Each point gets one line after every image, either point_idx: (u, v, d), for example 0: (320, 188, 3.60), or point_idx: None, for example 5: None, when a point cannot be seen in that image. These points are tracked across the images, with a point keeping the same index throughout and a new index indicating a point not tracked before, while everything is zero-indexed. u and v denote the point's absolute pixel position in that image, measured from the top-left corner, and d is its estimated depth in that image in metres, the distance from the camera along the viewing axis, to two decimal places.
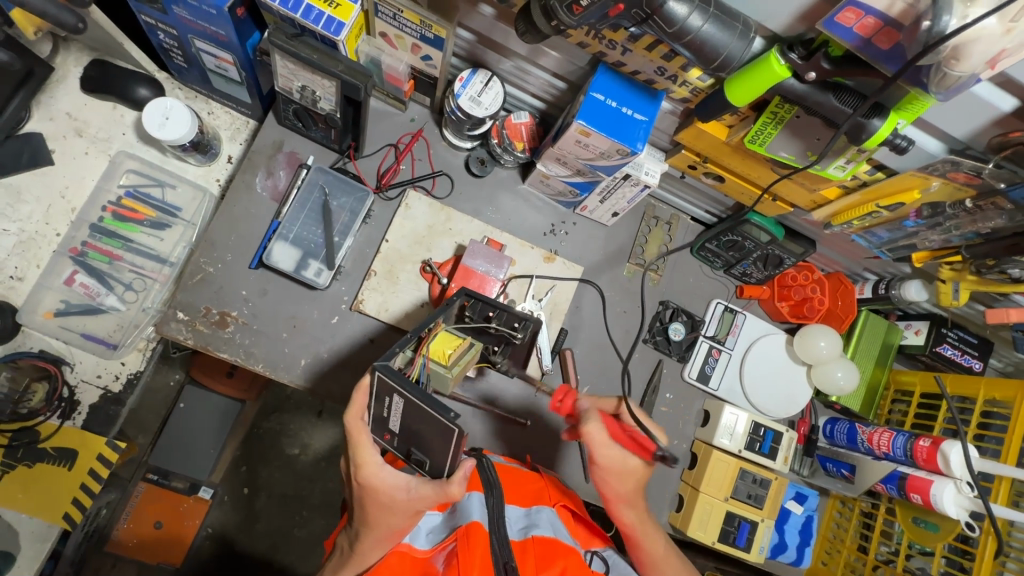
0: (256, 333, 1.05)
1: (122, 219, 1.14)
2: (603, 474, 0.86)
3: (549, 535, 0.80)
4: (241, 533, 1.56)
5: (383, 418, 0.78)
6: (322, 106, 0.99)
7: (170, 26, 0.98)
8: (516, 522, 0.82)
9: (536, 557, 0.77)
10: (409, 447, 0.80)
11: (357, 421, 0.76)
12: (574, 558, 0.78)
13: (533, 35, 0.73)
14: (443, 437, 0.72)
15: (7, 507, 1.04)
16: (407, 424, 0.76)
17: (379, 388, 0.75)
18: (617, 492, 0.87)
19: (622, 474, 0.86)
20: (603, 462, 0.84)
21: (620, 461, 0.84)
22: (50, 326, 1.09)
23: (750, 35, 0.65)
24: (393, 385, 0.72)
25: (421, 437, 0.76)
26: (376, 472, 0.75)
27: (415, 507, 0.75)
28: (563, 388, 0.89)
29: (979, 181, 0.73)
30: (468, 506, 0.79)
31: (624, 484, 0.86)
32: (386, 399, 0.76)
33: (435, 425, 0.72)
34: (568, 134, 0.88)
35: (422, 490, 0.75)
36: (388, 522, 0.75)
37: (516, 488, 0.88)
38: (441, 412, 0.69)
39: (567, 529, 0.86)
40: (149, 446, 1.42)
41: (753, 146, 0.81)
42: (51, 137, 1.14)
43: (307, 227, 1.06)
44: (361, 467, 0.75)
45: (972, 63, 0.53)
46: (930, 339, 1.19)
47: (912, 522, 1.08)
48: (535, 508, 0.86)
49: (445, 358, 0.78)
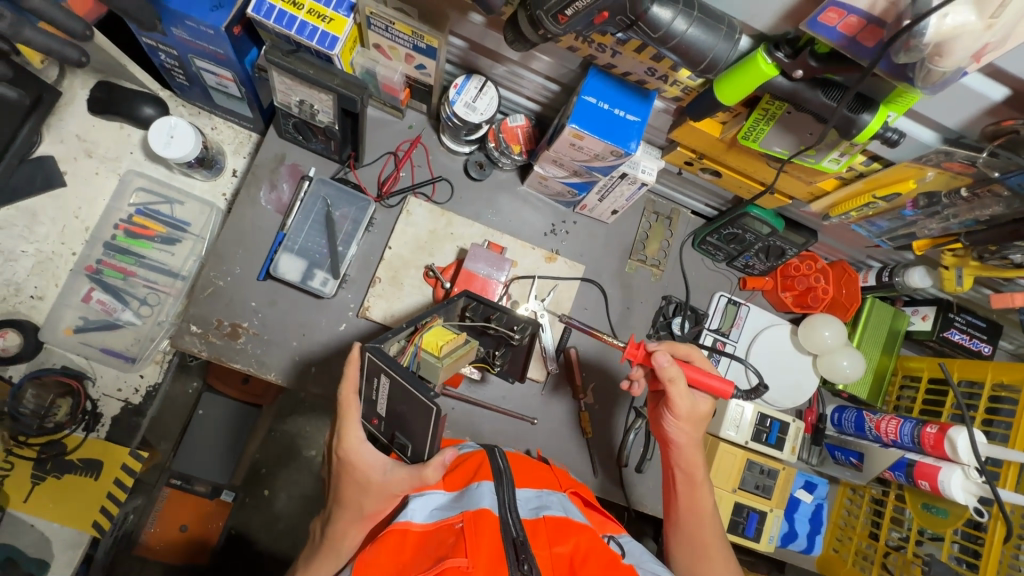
0: (268, 343, 1.08)
1: (134, 236, 1.18)
2: (680, 428, 0.93)
3: (560, 514, 0.81)
4: (261, 532, 1.58)
5: (372, 400, 0.80)
6: (321, 119, 1.01)
7: (170, 46, 1.00)
8: (528, 503, 0.84)
9: (548, 532, 0.78)
10: (393, 432, 0.81)
11: (348, 394, 0.80)
12: (586, 535, 0.79)
13: (522, 43, 0.74)
14: (423, 420, 0.73)
15: (39, 517, 1.09)
16: (393, 407, 0.78)
17: (368, 368, 0.78)
18: (676, 433, 0.94)
19: (698, 419, 0.94)
20: (685, 412, 0.91)
21: (697, 408, 0.92)
22: (70, 342, 1.13)
23: (735, 35, 0.64)
24: (381, 365, 0.75)
25: (404, 422, 0.77)
26: (356, 448, 0.77)
27: (390, 489, 0.76)
28: (637, 343, 0.89)
29: (974, 170, 0.73)
30: (478, 494, 0.79)
31: (696, 430, 0.94)
32: (375, 380, 0.78)
33: (416, 406, 0.73)
34: (562, 138, 0.89)
35: (398, 473, 0.77)
36: (362, 502, 0.78)
37: (527, 477, 0.91)
38: (422, 391, 0.71)
39: (579, 510, 0.88)
40: (171, 454, 1.47)
41: (747, 142, 0.82)
42: (63, 159, 1.17)
43: (312, 238, 1.09)
44: (343, 441, 0.78)
45: (957, 58, 0.52)
46: (938, 324, 1.18)
47: (921, 508, 1.07)
48: (546, 491, 0.88)
49: (437, 349, 0.79)
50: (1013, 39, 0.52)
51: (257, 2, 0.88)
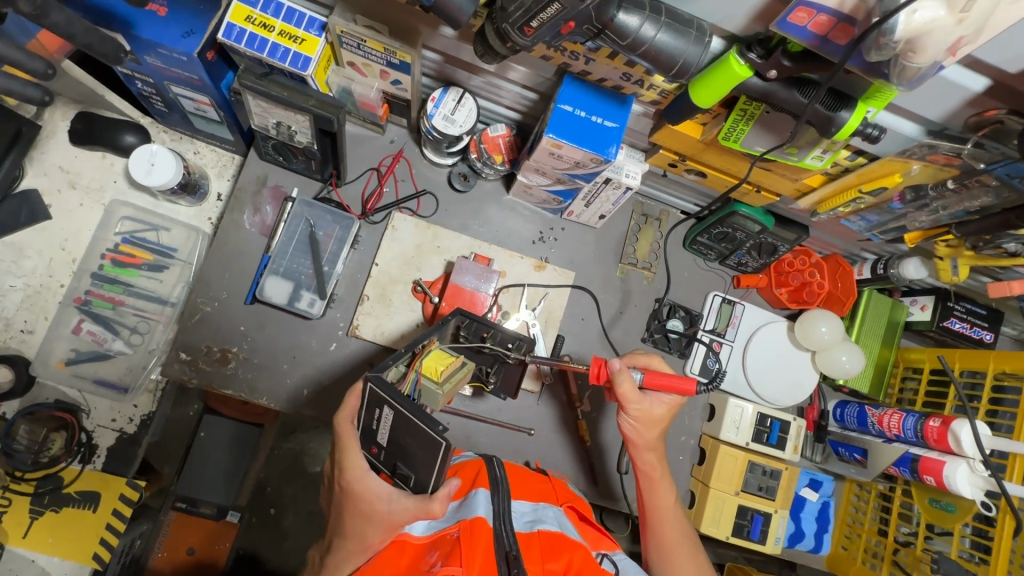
0: (258, 367, 1.07)
1: (121, 265, 1.17)
2: (634, 429, 0.91)
3: (555, 529, 0.79)
4: (270, 551, 1.48)
5: (371, 430, 0.80)
6: (300, 140, 1.00)
7: (145, 75, 1.00)
8: (523, 515, 0.81)
9: (541, 547, 0.76)
10: (395, 462, 0.80)
11: (346, 424, 0.79)
12: (581, 552, 0.77)
13: (492, 56, 0.72)
14: (429, 452, 0.73)
15: (39, 552, 1.08)
16: (394, 437, 0.77)
17: (370, 398, 0.78)
18: (631, 434, 0.91)
19: (653, 422, 0.90)
20: (637, 413, 0.88)
21: (650, 409, 0.88)
22: (62, 375, 1.13)
23: (705, 38, 0.63)
24: (384, 396, 0.75)
25: (407, 452, 0.77)
26: (360, 477, 0.76)
27: (395, 520, 0.74)
28: (597, 361, 0.86)
29: (959, 162, 0.72)
30: (474, 502, 0.78)
31: (650, 430, 0.91)
32: (376, 410, 0.78)
33: (420, 438, 0.73)
34: (541, 147, 0.88)
35: (404, 503, 0.74)
36: (363, 533, 0.75)
37: (523, 486, 0.89)
38: (430, 425, 0.70)
39: (575, 528, 0.85)
40: (176, 476, 1.40)
41: (727, 143, 0.80)
42: (47, 192, 1.17)
43: (297, 259, 1.07)
44: (346, 471, 0.77)
45: (929, 54, 0.52)
46: (937, 314, 1.16)
47: (928, 503, 1.05)
48: (543, 504, 0.86)
49: (437, 374, 0.79)
50: (986, 32, 0.51)
51: (227, 27, 0.87)
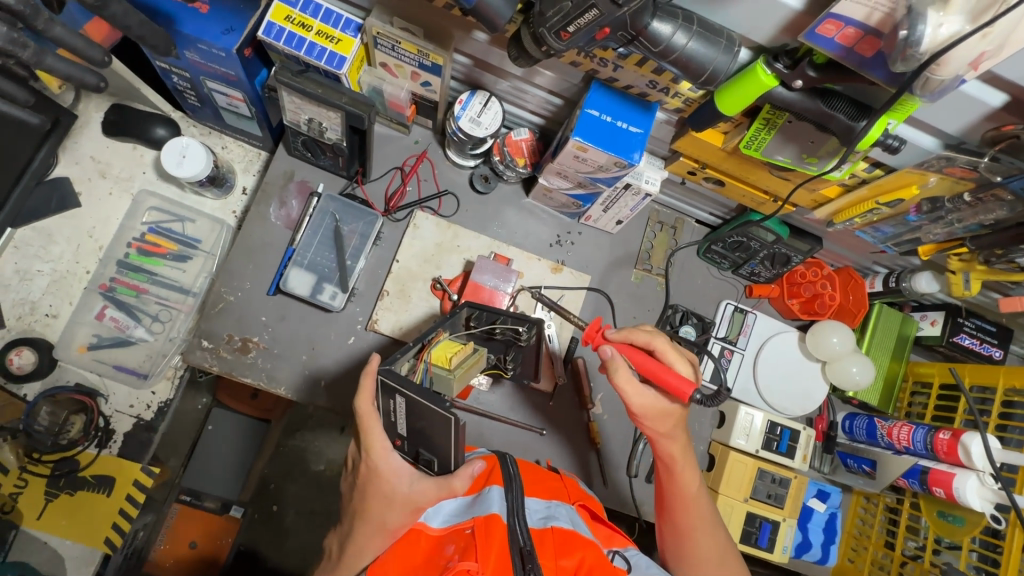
0: (277, 357, 1.09)
1: (146, 254, 1.20)
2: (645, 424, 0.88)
3: (568, 527, 0.79)
4: (271, 549, 1.47)
5: (392, 420, 0.82)
6: (329, 137, 1.03)
7: (183, 69, 1.03)
8: (536, 512, 0.81)
9: (554, 544, 0.76)
10: (417, 449, 0.83)
11: (368, 408, 0.80)
12: (593, 551, 0.77)
13: (525, 59, 0.75)
14: (445, 432, 0.75)
15: (51, 533, 1.10)
16: (412, 425, 0.79)
17: (383, 389, 0.79)
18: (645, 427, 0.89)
19: (663, 414, 0.87)
20: (642, 407, 0.85)
21: (656, 402, 0.85)
22: (83, 360, 1.15)
23: (734, 48, 0.66)
24: (394, 386, 0.76)
25: (426, 436, 0.79)
26: (385, 458, 0.79)
27: (417, 500, 0.78)
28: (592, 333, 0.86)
29: (976, 175, 0.74)
30: (489, 497, 0.78)
31: (664, 422, 0.87)
32: (392, 400, 0.79)
33: (435, 420, 0.75)
34: (566, 150, 0.91)
35: (425, 484, 0.79)
36: (384, 515, 0.78)
37: (535, 482, 0.89)
38: (438, 403, 0.73)
39: (587, 526, 0.85)
40: (183, 469, 1.38)
41: (749, 151, 0.83)
42: (77, 180, 1.20)
43: (321, 252, 1.10)
44: (371, 451, 0.80)
45: (952, 67, 0.55)
46: (947, 330, 1.18)
47: (936, 516, 1.06)
48: (556, 501, 0.85)
49: (447, 362, 0.82)
50: (1009, 47, 0.54)
51: (267, 25, 0.90)
